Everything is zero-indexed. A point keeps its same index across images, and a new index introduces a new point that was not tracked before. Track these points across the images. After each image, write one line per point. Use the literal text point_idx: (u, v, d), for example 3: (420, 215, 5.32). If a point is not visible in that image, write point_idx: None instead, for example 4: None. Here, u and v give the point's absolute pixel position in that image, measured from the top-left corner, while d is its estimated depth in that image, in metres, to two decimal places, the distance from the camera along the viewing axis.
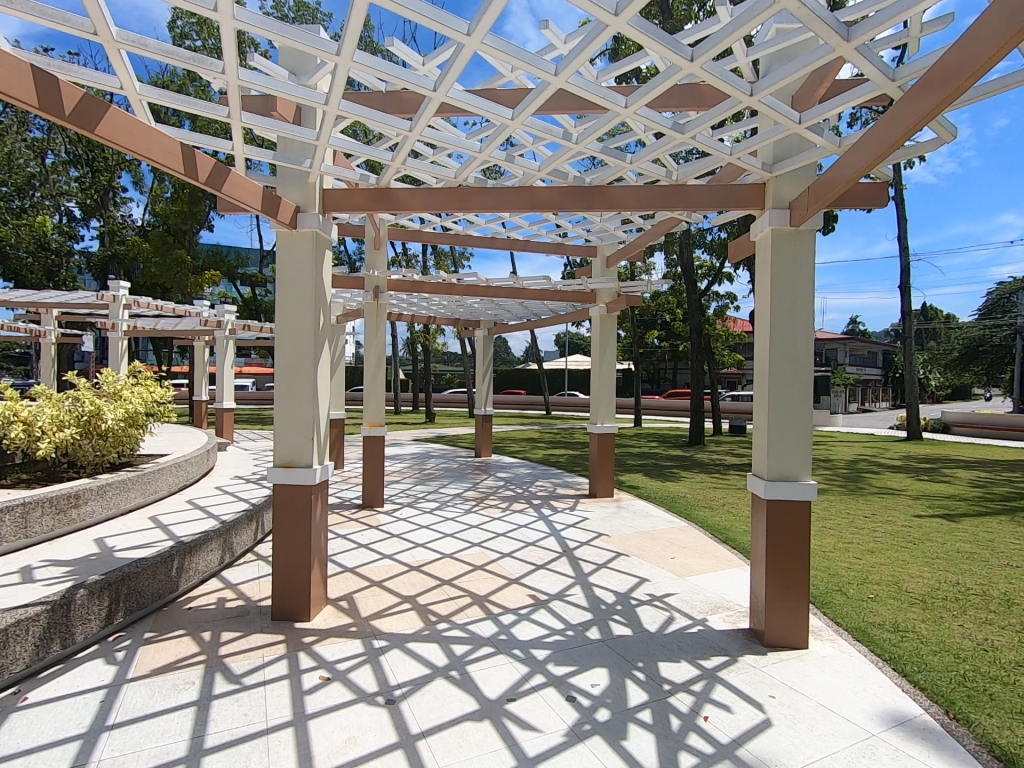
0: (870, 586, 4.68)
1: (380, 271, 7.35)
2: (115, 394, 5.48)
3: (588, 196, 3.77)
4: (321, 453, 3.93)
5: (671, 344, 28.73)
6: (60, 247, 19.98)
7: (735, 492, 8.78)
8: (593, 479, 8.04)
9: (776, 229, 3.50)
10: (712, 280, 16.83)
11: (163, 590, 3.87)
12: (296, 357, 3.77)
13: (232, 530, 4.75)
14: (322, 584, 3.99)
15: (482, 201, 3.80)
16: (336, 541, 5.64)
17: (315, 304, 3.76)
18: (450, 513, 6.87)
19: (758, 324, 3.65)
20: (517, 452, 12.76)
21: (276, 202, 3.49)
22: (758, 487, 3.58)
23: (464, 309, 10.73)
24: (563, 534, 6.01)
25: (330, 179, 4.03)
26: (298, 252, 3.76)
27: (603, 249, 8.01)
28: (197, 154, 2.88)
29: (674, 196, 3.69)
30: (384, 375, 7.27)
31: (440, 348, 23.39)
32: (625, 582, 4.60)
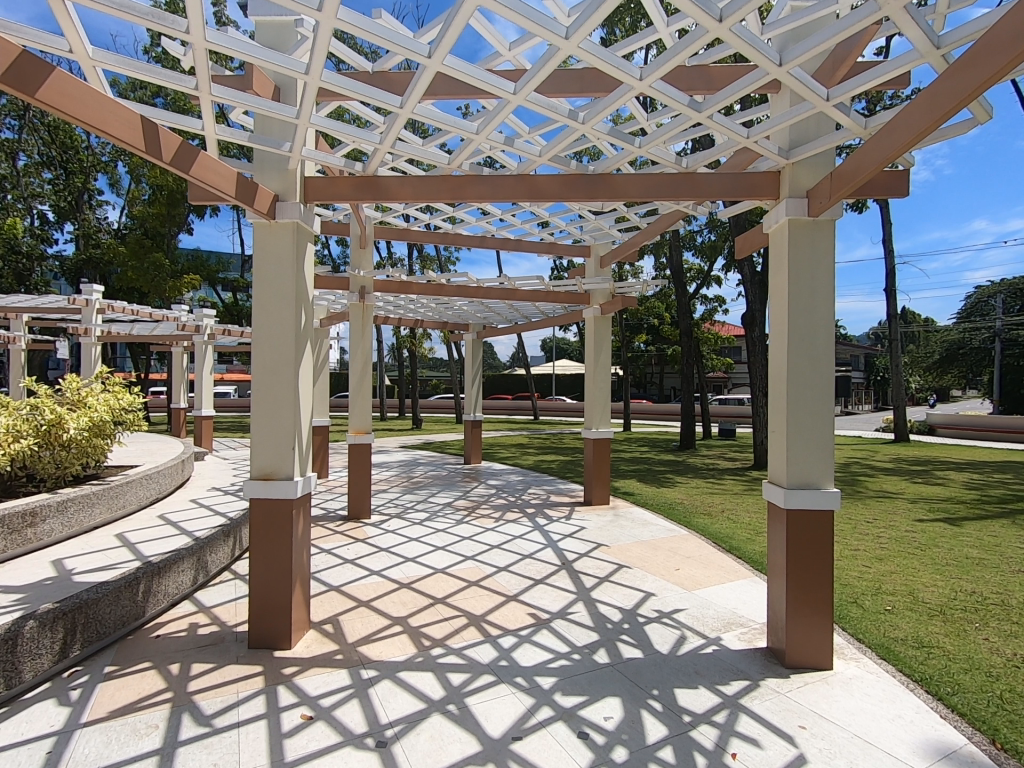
0: (884, 597, 4.46)
1: (366, 271, 7.02)
2: (78, 402, 5.09)
3: (592, 185, 3.48)
4: (303, 464, 3.61)
5: (657, 348, 28.65)
6: (31, 251, 19.30)
7: (734, 498, 8.56)
8: (590, 486, 7.76)
9: (793, 220, 3.28)
10: (700, 283, 16.76)
11: (127, 617, 3.51)
12: (276, 358, 3.44)
13: (206, 548, 4.39)
14: (304, 606, 3.66)
15: (476, 189, 3.51)
16: (320, 556, 5.30)
17: (297, 302, 3.45)
18: (441, 524, 6.54)
19: (775, 320, 3.41)
20: (507, 459, 12.49)
21: (252, 189, 3.18)
22: (776, 495, 3.34)
23: (452, 312, 10.45)
24: (561, 545, 5.73)
25: (312, 168, 3.72)
26: (276, 246, 3.45)
27: (597, 249, 7.78)
28: (160, 128, 2.57)
29: (684, 185, 3.43)
30: (370, 380, 6.91)
31: (426, 353, 23.04)
32: (630, 597, 4.33)
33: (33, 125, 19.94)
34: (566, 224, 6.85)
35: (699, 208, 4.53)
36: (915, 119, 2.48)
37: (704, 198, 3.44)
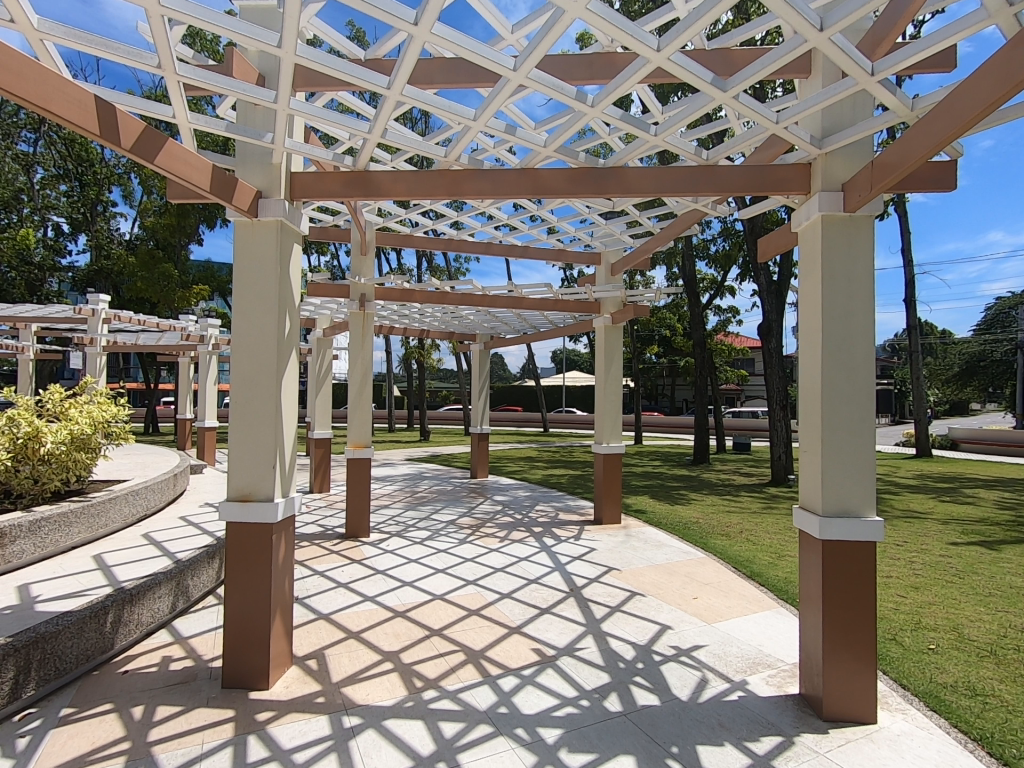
0: (925, 633, 4.05)
1: (367, 278, 6.75)
2: (61, 414, 4.86)
3: (601, 179, 3.18)
4: (285, 483, 3.30)
5: (668, 361, 28.21)
6: (43, 262, 19.37)
7: (752, 517, 8.12)
8: (600, 504, 7.38)
9: (827, 216, 2.95)
10: (714, 293, 16.39)
11: (92, 651, 3.21)
12: (257, 368, 3.16)
13: (187, 571, 4.10)
14: (285, 639, 3.33)
15: (476, 185, 3.21)
16: (312, 579, 4.98)
17: (280, 308, 3.17)
18: (443, 544, 6.21)
19: (807, 327, 3.06)
20: (514, 473, 12.14)
21: (229, 183, 2.92)
22: (810, 524, 2.97)
23: (459, 321, 10.18)
24: (569, 568, 5.36)
25: (300, 163, 3.46)
26: (258, 246, 3.18)
27: (607, 256, 7.44)
28: (118, 111, 2.30)
29: (704, 178, 3.12)
30: (370, 391, 6.61)
31: (434, 364, 22.82)
32: (644, 631, 3.96)
33: (50, 139, 20.18)
34: (574, 229, 6.56)
35: (717, 210, 4.22)
36: (977, 92, 2.12)
37: (725, 193, 3.13)
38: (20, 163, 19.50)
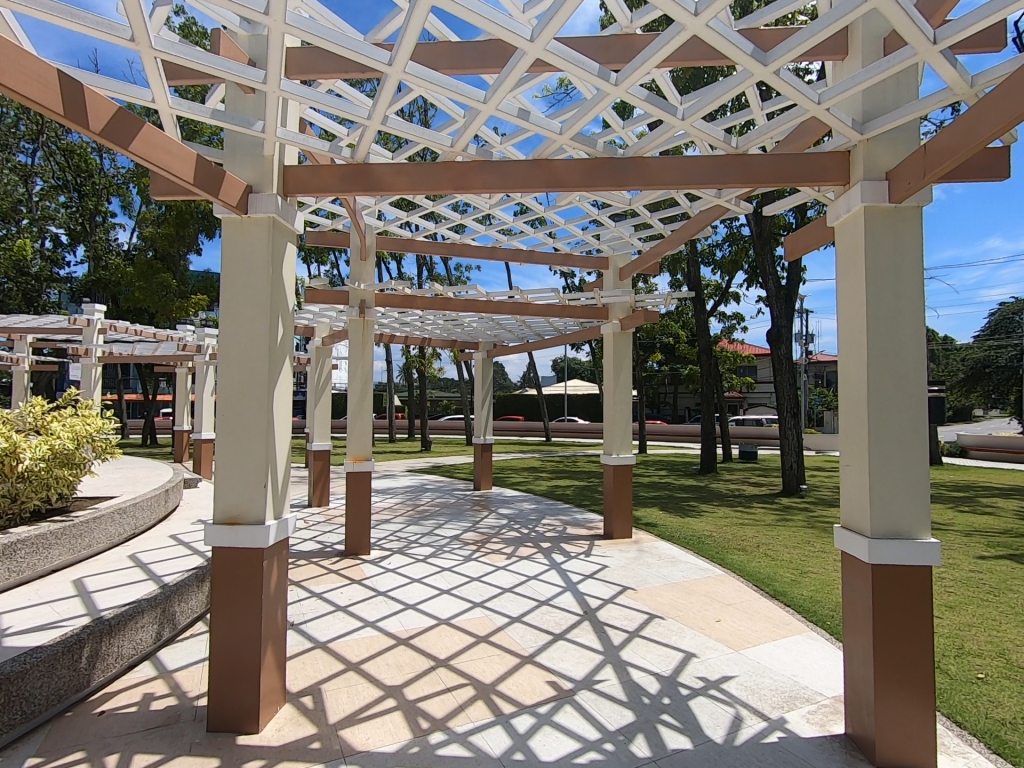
0: (971, 660, 3.75)
1: (367, 283, 6.48)
2: (41, 428, 4.58)
3: (621, 170, 2.93)
4: (277, 504, 3.01)
5: (671, 368, 27.90)
6: (40, 273, 19.16)
7: (768, 530, 7.81)
8: (610, 518, 7.07)
9: (870, 207, 2.70)
10: (719, 300, 16.16)
11: (65, 690, 2.91)
12: (247, 377, 2.89)
13: (173, 596, 3.82)
14: (278, 673, 3.03)
15: (483, 178, 2.97)
16: (310, 602, 4.69)
17: (272, 311, 2.91)
18: (448, 561, 5.91)
19: (849, 329, 2.79)
20: (519, 484, 11.83)
21: (216, 176, 2.68)
22: (858, 547, 2.69)
23: (461, 329, 9.93)
24: (581, 588, 5.06)
25: (295, 156, 3.21)
26: (248, 245, 2.92)
27: (615, 261, 7.19)
28: (84, 89, 2.06)
29: (733, 168, 2.87)
30: (370, 402, 6.31)
31: (435, 373, 22.58)
32: (668, 659, 3.66)
33: (50, 150, 20.08)
34: (580, 232, 6.32)
35: (740, 206, 3.97)
36: None
37: (756, 184, 2.87)
38: (19, 174, 19.38)
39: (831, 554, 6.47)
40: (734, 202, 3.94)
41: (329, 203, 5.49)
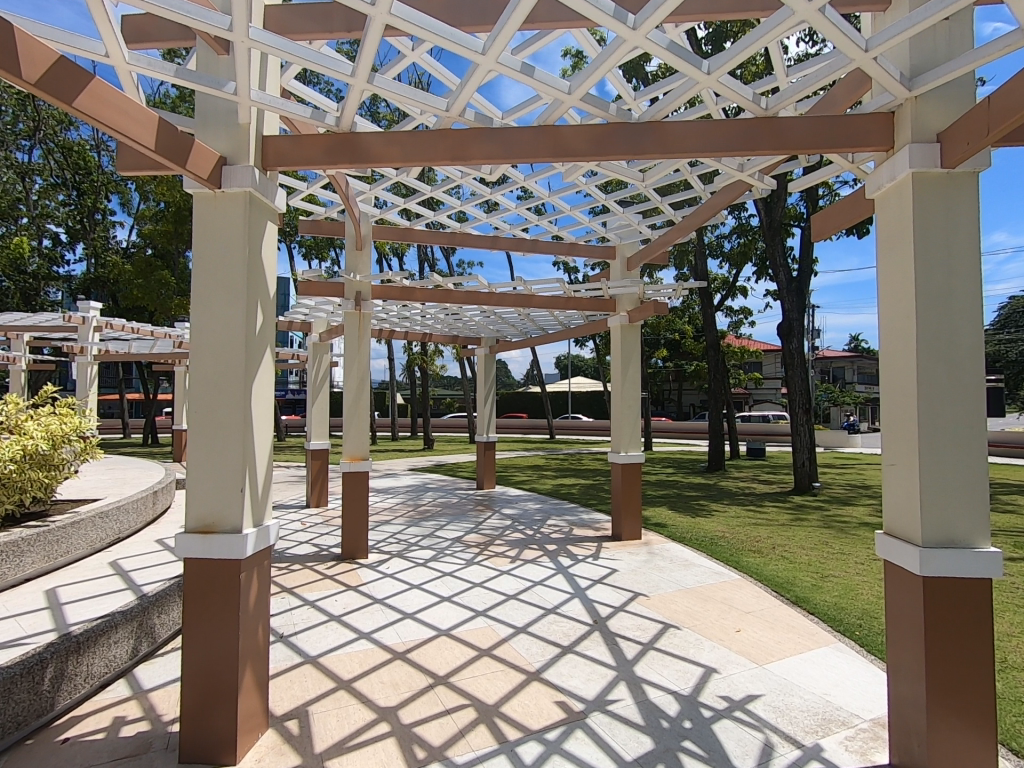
0: (1016, 675, 3.44)
1: (363, 274, 6.17)
2: (14, 428, 4.31)
3: (637, 136, 2.63)
4: (257, 511, 2.72)
5: (676, 365, 27.47)
6: (39, 271, 18.93)
7: (782, 530, 7.50)
8: (619, 519, 6.78)
9: (919, 173, 2.38)
10: (726, 294, 15.81)
11: (24, 715, 2.64)
12: (221, 370, 2.60)
13: (151, 608, 3.55)
14: (260, 695, 2.75)
15: (484, 147, 2.67)
16: (302, 610, 4.42)
17: (249, 296, 2.62)
18: (449, 565, 5.63)
19: (895, 311, 2.49)
20: (523, 483, 11.53)
21: (184, 144, 2.39)
22: (907, 559, 2.39)
23: (463, 324, 9.64)
24: (590, 595, 4.78)
25: (275, 125, 2.90)
26: (221, 223, 2.62)
27: (622, 249, 6.85)
28: (14, 32, 1.78)
29: (761, 134, 2.57)
30: (367, 399, 6.01)
31: (438, 371, 22.31)
32: (687, 675, 3.37)
33: (48, 149, 19.86)
34: (586, 219, 6.01)
35: (763, 182, 3.65)
36: None
37: (787, 151, 2.58)
38: (16, 172, 19.14)
39: (851, 556, 6.16)
40: (757, 178, 3.63)
41: (321, 188, 5.20)
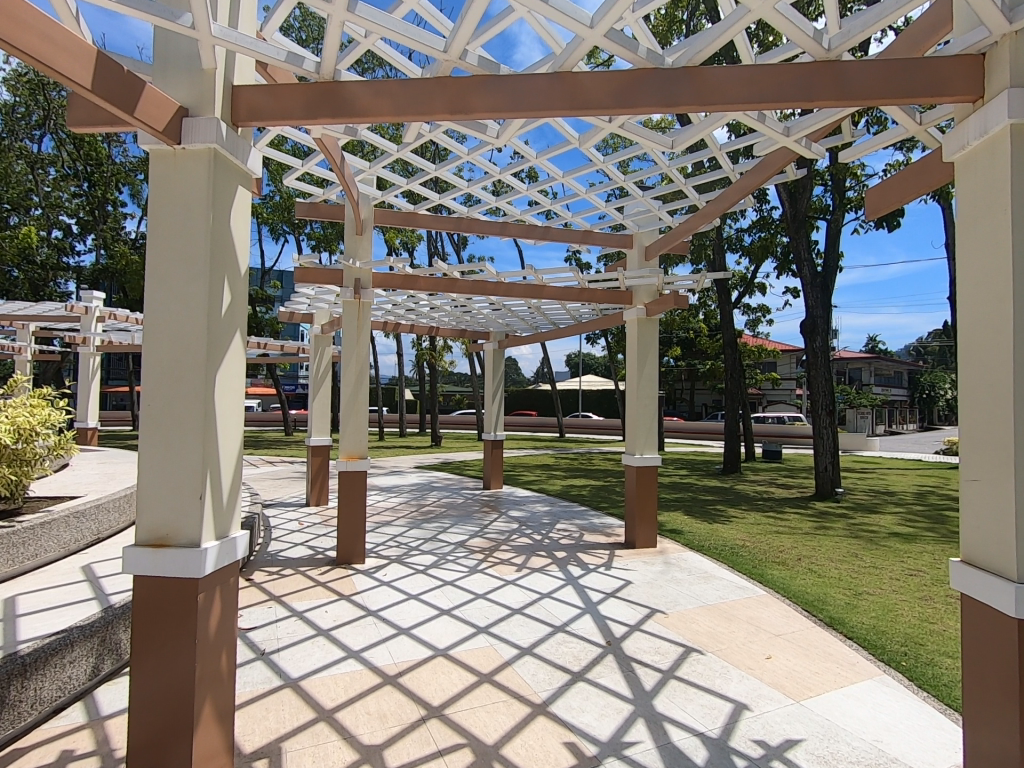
0: None
1: (363, 261, 5.78)
2: None
3: (670, 83, 2.21)
4: (221, 519, 2.34)
5: (689, 364, 26.91)
6: (47, 261, 18.80)
7: (807, 540, 7.05)
8: (633, 525, 6.36)
9: (1019, 125, 1.94)
10: (744, 291, 15.30)
11: None
12: (180, 357, 2.23)
13: (115, 622, 3.20)
14: (223, 729, 2.38)
15: (487, 98, 2.28)
16: (288, 622, 4.06)
17: (211, 271, 2.25)
18: (450, 573, 5.25)
19: (987, 296, 2.05)
20: (532, 483, 11.13)
21: (133, 90, 2.03)
22: (999, 599, 1.96)
23: (471, 317, 9.25)
24: (603, 610, 4.37)
25: (248, 73, 2.52)
26: (181, 186, 2.25)
27: (640, 238, 6.41)
28: None
29: (819, 81, 2.16)
30: (366, 393, 5.63)
31: (447, 367, 21.96)
32: (715, 713, 2.96)
33: (60, 138, 19.73)
34: (603, 203, 5.61)
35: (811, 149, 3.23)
36: None
37: (850, 102, 2.17)
38: (28, 162, 19.03)
39: (884, 571, 5.69)
40: (803, 145, 3.20)
41: (317, 165, 4.82)
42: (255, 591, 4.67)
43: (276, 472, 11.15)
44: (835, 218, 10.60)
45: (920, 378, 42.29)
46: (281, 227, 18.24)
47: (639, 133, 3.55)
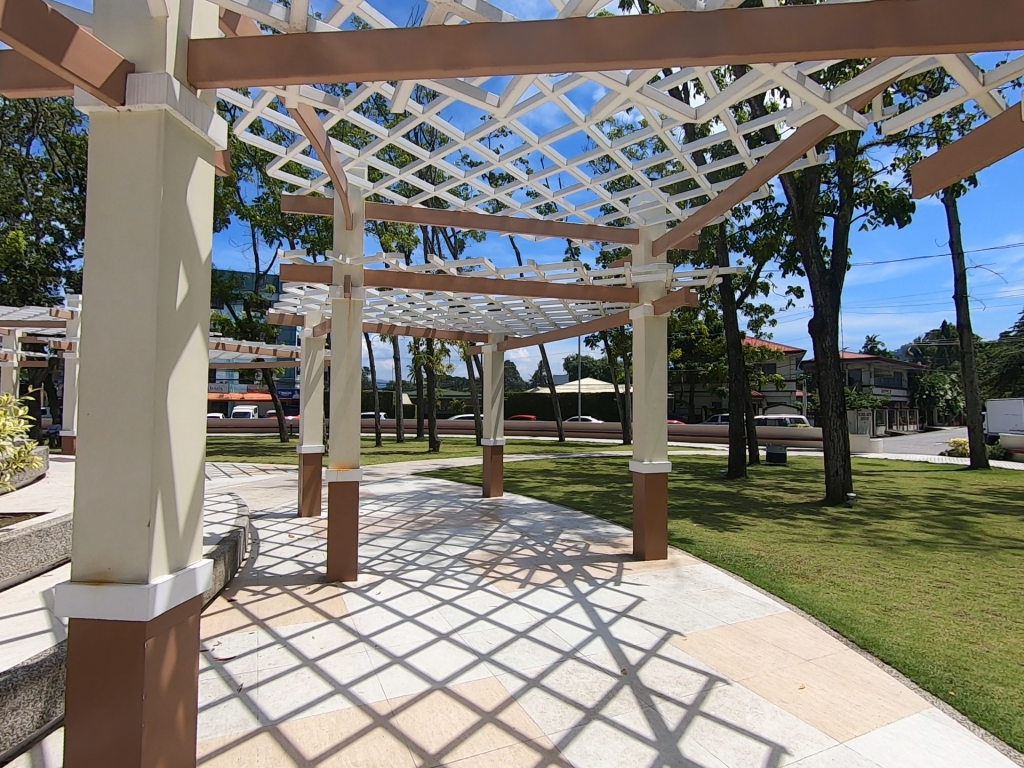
0: None
1: (353, 256, 5.43)
2: None
3: (705, 28, 1.88)
4: (175, 547, 1.98)
5: (689, 366, 26.63)
6: (36, 266, 18.39)
7: (823, 548, 6.70)
8: (642, 535, 6.00)
9: None
10: (747, 291, 15.02)
11: None
12: (125, 357, 1.88)
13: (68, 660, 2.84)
14: None
15: (489, 51, 1.95)
16: (270, 651, 3.70)
17: (161, 254, 1.89)
18: (449, 590, 4.90)
19: None
20: (533, 490, 10.77)
21: (59, 37, 1.69)
22: None
23: (469, 318, 8.91)
24: (616, 633, 4.02)
25: (206, 26, 2.17)
26: (127, 156, 1.90)
27: (646, 232, 6.08)
28: None
29: (878, 25, 1.84)
30: (357, 399, 5.27)
31: (445, 371, 21.62)
32: (750, 757, 2.61)
33: (50, 142, 19.43)
34: (607, 194, 5.28)
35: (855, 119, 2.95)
36: None
37: (917, 50, 1.84)
38: (17, 166, 18.68)
39: (911, 583, 5.34)
40: (844, 113, 2.87)
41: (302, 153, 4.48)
42: (237, 614, 4.30)
43: (270, 481, 10.77)
44: (842, 213, 10.32)
45: (919, 378, 42.06)
46: (275, 231, 17.91)
47: (661, 99, 3.08)
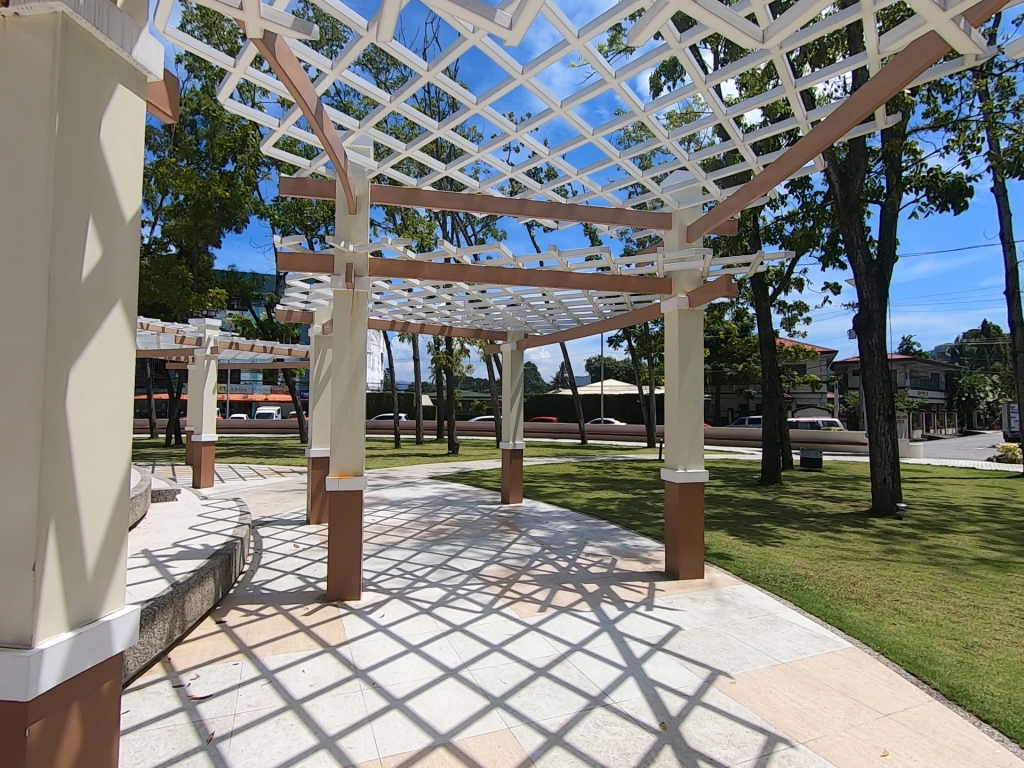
0: None
1: (357, 243, 4.96)
2: None
3: None
4: (80, 595, 1.50)
5: (716, 367, 25.72)
6: None
7: (878, 568, 6.00)
8: (676, 552, 5.40)
9: None
10: (781, 286, 14.24)
11: None
12: (6, 341, 1.40)
13: None
14: None
15: None
16: (252, 688, 3.22)
17: (56, 205, 1.42)
18: (460, 614, 4.37)
19: None
20: (555, 496, 10.21)
21: None
22: None
23: (487, 315, 8.41)
24: (652, 673, 3.43)
25: None
26: (14, 75, 1.43)
27: (680, 215, 5.48)
28: None
29: None
30: (361, 401, 4.80)
31: (465, 372, 21.16)
32: None
33: None
34: (638, 170, 4.71)
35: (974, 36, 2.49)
36: None
37: None
38: None
39: (989, 613, 4.64)
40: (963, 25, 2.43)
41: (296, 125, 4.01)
42: (223, 640, 3.85)
43: (282, 485, 10.40)
44: (890, 200, 9.55)
45: (959, 380, 40.24)
46: (294, 231, 17.68)
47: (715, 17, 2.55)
